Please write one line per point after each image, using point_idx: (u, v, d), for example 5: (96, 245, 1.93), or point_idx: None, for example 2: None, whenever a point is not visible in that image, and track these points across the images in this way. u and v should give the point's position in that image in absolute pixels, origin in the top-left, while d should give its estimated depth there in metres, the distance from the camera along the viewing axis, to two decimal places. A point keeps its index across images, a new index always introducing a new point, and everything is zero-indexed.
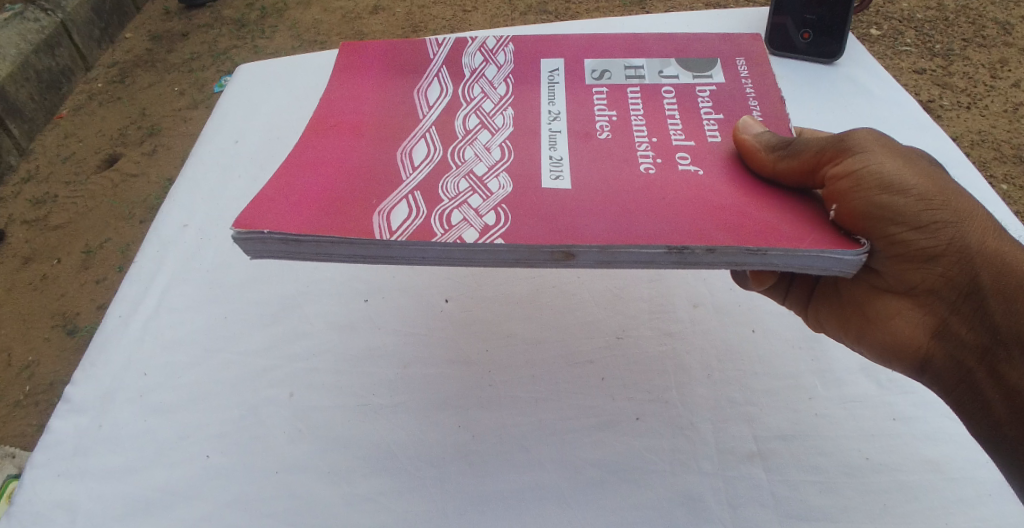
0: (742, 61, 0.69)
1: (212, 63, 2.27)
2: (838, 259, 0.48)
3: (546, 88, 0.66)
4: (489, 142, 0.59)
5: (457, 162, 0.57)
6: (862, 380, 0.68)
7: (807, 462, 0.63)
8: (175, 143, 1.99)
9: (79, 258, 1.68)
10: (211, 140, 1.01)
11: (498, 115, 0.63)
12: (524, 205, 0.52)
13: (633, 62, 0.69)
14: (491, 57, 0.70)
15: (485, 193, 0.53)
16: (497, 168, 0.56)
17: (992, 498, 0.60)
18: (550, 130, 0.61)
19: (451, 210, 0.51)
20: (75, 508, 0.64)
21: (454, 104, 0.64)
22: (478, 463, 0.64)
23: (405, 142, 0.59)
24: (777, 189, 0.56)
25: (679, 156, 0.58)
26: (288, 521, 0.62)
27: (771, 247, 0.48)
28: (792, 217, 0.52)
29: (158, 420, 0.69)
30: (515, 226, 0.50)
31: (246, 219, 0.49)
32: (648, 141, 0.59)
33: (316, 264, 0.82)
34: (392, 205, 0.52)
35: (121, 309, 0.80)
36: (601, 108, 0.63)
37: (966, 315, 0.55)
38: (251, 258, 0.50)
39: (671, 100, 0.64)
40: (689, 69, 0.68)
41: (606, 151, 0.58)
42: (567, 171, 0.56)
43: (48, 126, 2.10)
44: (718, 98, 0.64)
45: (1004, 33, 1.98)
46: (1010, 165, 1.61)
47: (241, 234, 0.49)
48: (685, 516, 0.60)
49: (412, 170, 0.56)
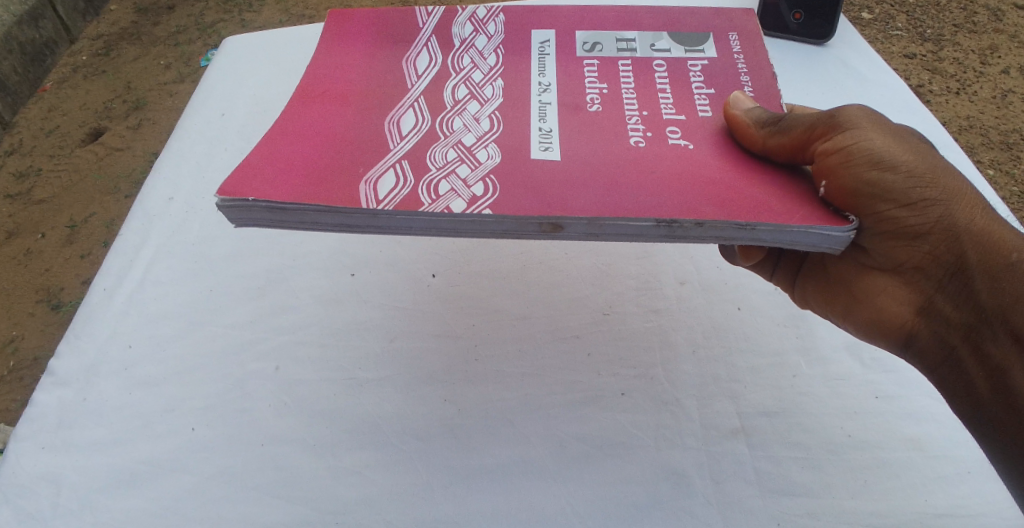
0: (736, 35, 0.68)
1: (199, 37, 2.23)
2: (826, 235, 0.49)
3: (536, 60, 0.65)
4: (478, 113, 0.59)
5: (446, 132, 0.57)
6: (846, 359, 0.69)
7: (791, 439, 0.63)
8: (161, 117, 1.96)
9: (64, 233, 1.66)
10: (196, 113, 1.00)
11: (488, 86, 0.62)
12: (512, 176, 0.52)
13: (625, 35, 0.68)
14: (481, 26, 0.69)
15: (474, 162, 0.53)
16: (486, 139, 0.56)
17: (970, 476, 0.61)
18: (540, 102, 0.60)
19: (439, 180, 0.51)
20: (59, 480, 0.64)
21: (443, 74, 0.64)
22: (464, 437, 0.64)
23: (393, 111, 0.59)
24: (767, 165, 0.56)
25: (670, 131, 0.57)
26: (273, 494, 0.62)
27: (759, 222, 0.48)
28: (782, 193, 0.52)
29: (143, 393, 0.69)
30: (504, 196, 0.49)
31: (231, 187, 0.49)
32: (639, 115, 0.59)
33: (303, 238, 0.81)
34: (379, 173, 0.51)
35: (106, 282, 0.79)
36: (592, 81, 0.63)
37: (952, 293, 0.55)
38: (236, 226, 0.50)
39: (662, 74, 0.64)
40: (681, 43, 0.67)
41: (595, 124, 0.58)
42: (556, 143, 0.56)
43: (31, 99, 2.07)
44: (710, 73, 0.64)
45: (995, 20, 1.98)
46: (996, 151, 1.62)
47: (225, 202, 0.48)
48: (669, 491, 0.61)
49: (399, 139, 0.55)
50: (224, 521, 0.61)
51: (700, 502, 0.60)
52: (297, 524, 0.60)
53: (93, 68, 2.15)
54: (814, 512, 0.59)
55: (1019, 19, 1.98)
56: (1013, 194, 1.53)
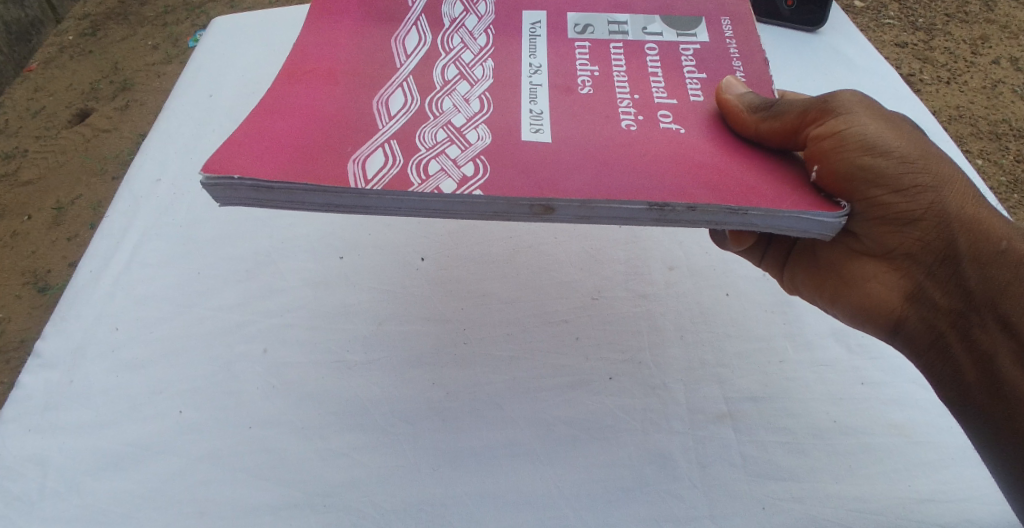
0: (728, 20, 0.68)
1: (187, 18, 2.22)
2: (817, 220, 0.49)
3: (527, 41, 0.65)
4: (468, 94, 0.59)
5: (436, 112, 0.56)
6: (832, 345, 0.69)
7: (776, 423, 0.64)
8: (148, 98, 1.94)
9: (50, 215, 1.65)
10: (184, 93, 0.99)
11: (478, 66, 0.62)
12: (503, 158, 0.51)
13: (617, 18, 0.68)
14: (471, 7, 0.68)
15: (464, 143, 0.53)
16: (476, 120, 0.56)
17: (953, 462, 0.62)
18: (530, 83, 0.60)
19: (429, 159, 0.51)
20: (46, 462, 0.64)
21: (433, 54, 0.63)
22: (453, 420, 0.65)
23: (382, 90, 0.58)
24: (757, 149, 0.56)
25: (661, 114, 0.57)
26: (260, 476, 0.62)
27: (751, 207, 0.48)
28: (774, 178, 0.52)
29: (131, 375, 0.69)
30: (494, 177, 0.49)
31: (217, 163, 0.48)
32: (630, 98, 0.59)
33: (292, 221, 0.81)
34: (368, 153, 0.51)
35: (93, 264, 0.78)
36: (583, 63, 0.63)
37: (942, 279, 0.55)
38: (222, 205, 0.49)
39: (653, 57, 0.63)
40: (674, 26, 0.67)
41: (586, 107, 0.58)
42: (547, 125, 0.55)
43: (17, 78, 2.06)
44: (702, 57, 0.64)
45: (987, 10, 1.99)
46: (986, 141, 1.63)
47: (211, 179, 0.47)
48: (654, 474, 0.61)
49: (388, 118, 0.55)
50: (210, 503, 0.61)
51: (686, 485, 0.60)
52: (285, 506, 0.60)
53: (80, 49, 2.13)
54: (799, 495, 0.60)
55: (1010, 9, 1.99)
56: (1001, 183, 1.54)
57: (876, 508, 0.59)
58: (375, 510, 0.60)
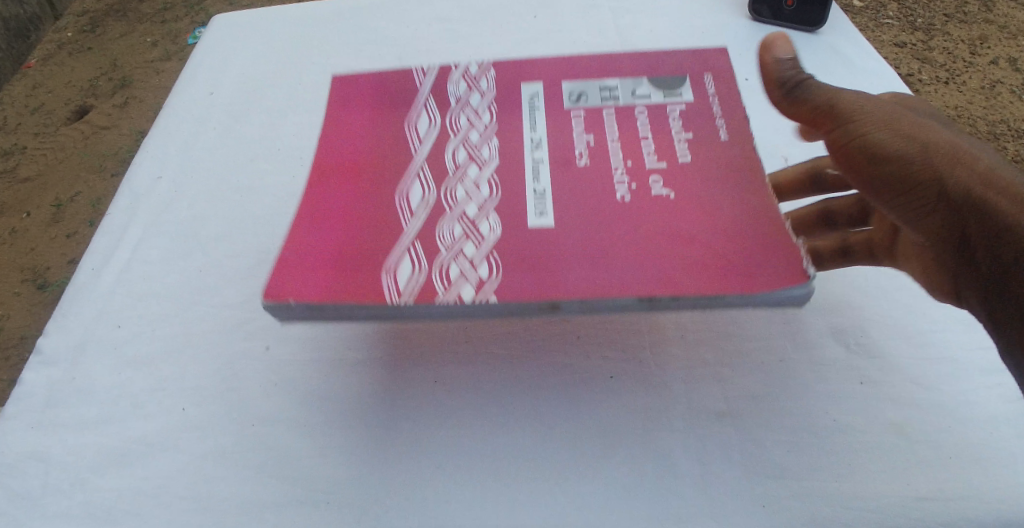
0: (711, 75, 0.71)
1: (186, 14, 2.23)
2: (791, 294, 0.53)
3: (526, 114, 0.69)
4: (478, 178, 0.63)
5: (450, 202, 0.61)
6: (830, 344, 0.67)
7: (776, 422, 0.63)
8: (147, 96, 1.94)
9: (49, 212, 1.66)
10: (185, 92, 0.99)
11: (485, 147, 0.66)
12: (515, 255, 0.57)
13: (607, 83, 0.72)
14: (474, 84, 0.73)
15: (478, 238, 0.58)
16: (487, 208, 0.61)
17: (953, 461, 0.60)
18: (533, 161, 0.65)
19: (450, 261, 0.56)
20: (48, 459, 0.64)
21: (444, 137, 0.68)
22: (453, 418, 0.64)
23: (403, 183, 0.64)
24: (738, 197, 0.60)
25: (652, 180, 0.62)
26: (262, 472, 0.62)
27: (729, 292, 0.53)
28: (754, 240, 0.56)
29: (132, 372, 0.69)
30: (507, 279, 0.55)
31: (274, 287, 0.55)
32: (624, 167, 0.63)
33: (293, 219, 0.81)
34: (395, 261, 0.57)
35: (94, 261, 0.79)
36: (579, 132, 0.67)
37: (982, 245, 0.60)
38: (279, 320, 0.56)
39: (643, 121, 0.68)
40: (661, 86, 0.71)
41: (584, 179, 0.63)
42: (550, 207, 0.60)
43: (12, 73, 2.08)
44: (688, 117, 0.67)
45: (985, 10, 2.00)
46: (984, 141, 1.63)
47: (271, 304, 0.54)
48: (655, 472, 0.61)
49: (411, 215, 0.61)
50: (213, 500, 0.61)
51: (687, 482, 0.60)
52: (287, 502, 0.60)
53: (80, 44, 2.15)
54: (798, 494, 0.59)
55: (1010, 9, 1.99)
56: None
57: (876, 507, 0.58)
58: (376, 506, 0.60)
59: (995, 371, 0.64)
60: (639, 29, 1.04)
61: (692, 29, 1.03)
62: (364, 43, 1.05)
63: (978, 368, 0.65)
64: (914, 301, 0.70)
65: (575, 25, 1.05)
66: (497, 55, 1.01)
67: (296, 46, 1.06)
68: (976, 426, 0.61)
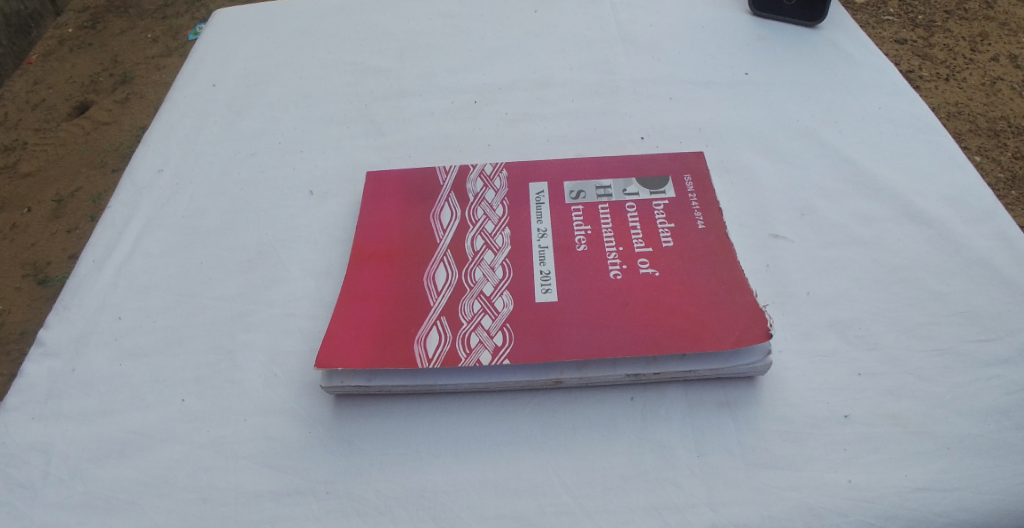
0: (690, 177, 0.78)
1: (188, 10, 2.42)
2: (751, 365, 0.63)
3: (534, 209, 0.76)
4: (494, 261, 0.71)
5: (470, 283, 0.69)
6: (830, 336, 0.67)
7: (774, 412, 0.63)
8: (149, 92, 2.08)
9: (50, 207, 1.74)
10: (187, 85, 1.00)
11: (498, 235, 0.74)
12: (525, 324, 0.65)
13: (602, 182, 0.78)
14: (489, 182, 0.80)
15: (494, 312, 0.66)
16: (501, 286, 0.69)
17: (949, 451, 0.60)
18: (540, 246, 0.72)
19: (470, 332, 0.65)
20: (49, 450, 0.64)
21: (462, 228, 0.75)
22: (452, 408, 0.64)
23: (428, 267, 0.71)
24: (721, 301, 0.65)
25: (641, 262, 0.69)
26: (261, 462, 0.62)
27: (699, 368, 0.63)
28: (726, 316, 0.64)
29: (135, 364, 0.69)
30: (519, 347, 0.64)
31: (325, 360, 0.64)
32: (617, 250, 0.71)
33: (294, 212, 0.81)
34: (425, 332, 0.66)
35: (96, 254, 0.79)
36: (579, 223, 0.74)
37: None
38: (332, 397, 0.66)
39: (632, 216, 0.74)
40: (647, 186, 0.77)
41: (583, 263, 0.70)
42: (554, 284, 0.68)
43: (40, 68, 2.25)
44: (671, 211, 0.74)
45: (987, 7, 2.00)
46: (984, 138, 1.63)
47: (327, 386, 0.64)
48: (653, 462, 0.60)
49: (437, 294, 0.69)
50: (213, 490, 0.61)
51: (685, 473, 0.60)
52: (287, 492, 0.61)
53: (94, 48, 2.31)
54: (796, 484, 0.59)
55: (1009, 7, 2.00)
56: (999, 180, 1.55)
57: (872, 496, 0.58)
58: (375, 496, 0.60)
59: (995, 363, 0.64)
60: (639, 24, 1.04)
61: (692, 24, 1.03)
62: (364, 38, 1.05)
63: (977, 360, 0.64)
64: (915, 294, 0.70)
65: (575, 21, 1.05)
66: (497, 50, 1.01)
67: (297, 42, 1.06)
68: (973, 418, 0.61)
